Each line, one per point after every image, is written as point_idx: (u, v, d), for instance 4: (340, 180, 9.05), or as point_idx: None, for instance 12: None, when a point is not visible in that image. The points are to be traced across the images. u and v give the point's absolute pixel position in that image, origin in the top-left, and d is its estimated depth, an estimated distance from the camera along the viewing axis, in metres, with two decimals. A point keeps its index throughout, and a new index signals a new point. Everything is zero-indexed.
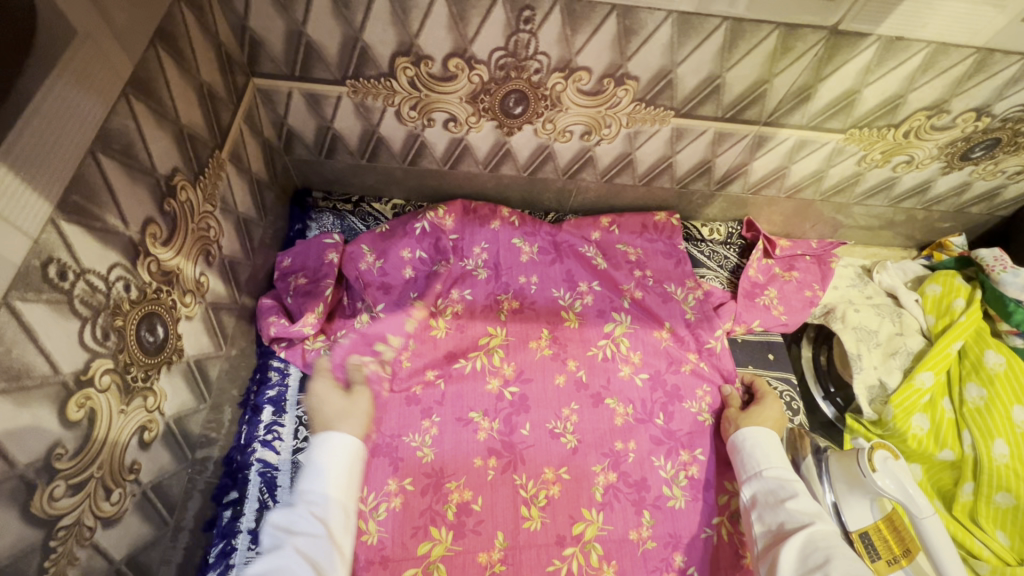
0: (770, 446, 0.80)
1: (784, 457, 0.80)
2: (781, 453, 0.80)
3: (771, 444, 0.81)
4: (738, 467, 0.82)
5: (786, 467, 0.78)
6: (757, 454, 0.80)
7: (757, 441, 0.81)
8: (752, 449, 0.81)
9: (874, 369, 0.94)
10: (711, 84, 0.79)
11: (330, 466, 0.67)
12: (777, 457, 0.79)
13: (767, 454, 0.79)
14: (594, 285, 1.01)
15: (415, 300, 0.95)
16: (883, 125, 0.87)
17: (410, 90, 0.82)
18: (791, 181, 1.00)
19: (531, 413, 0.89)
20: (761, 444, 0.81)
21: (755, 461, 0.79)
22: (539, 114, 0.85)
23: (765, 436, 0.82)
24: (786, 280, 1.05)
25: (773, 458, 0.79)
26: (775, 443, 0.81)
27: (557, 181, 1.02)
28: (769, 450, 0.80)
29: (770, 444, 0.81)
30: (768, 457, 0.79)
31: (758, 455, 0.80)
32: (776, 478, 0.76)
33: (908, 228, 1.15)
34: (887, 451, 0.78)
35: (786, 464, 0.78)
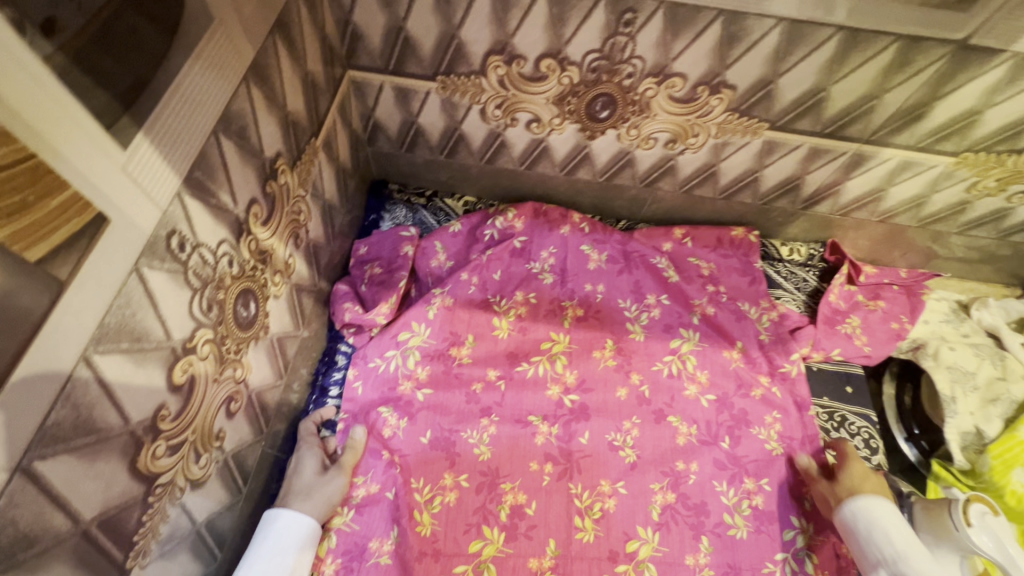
0: (889, 524, 0.73)
1: (909, 535, 0.73)
2: (904, 530, 0.73)
3: (891, 522, 0.73)
4: (856, 552, 0.74)
5: (919, 551, 0.71)
6: (876, 535, 0.73)
7: (874, 519, 0.74)
8: (871, 530, 0.73)
9: (969, 415, 0.86)
10: (813, 97, 0.75)
11: (263, 548, 0.69)
12: (903, 539, 0.72)
13: (890, 535, 0.72)
14: (662, 298, 0.98)
15: (480, 300, 0.96)
16: (1003, 150, 0.80)
17: (498, 89, 0.82)
18: (887, 205, 0.94)
19: (591, 422, 0.88)
20: (880, 523, 0.73)
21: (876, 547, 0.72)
22: (625, 119, 0.83)
23: (881, 511, 0.74)
24: (870, 309, 0.98)
25: (896, 541, 0.72)
26: (892, 518, 0.74)
27: (633, 189, 0.99)
28: (891, 531, 0.73)
29: (888, 520, 0.74)
30: (890, 537, 0.72)
31: (879, 537, 0.72)
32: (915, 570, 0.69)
33: (1014, 264, 1.05)
34: (985, 505, 0.72)
35: (913, 542, 0.72)
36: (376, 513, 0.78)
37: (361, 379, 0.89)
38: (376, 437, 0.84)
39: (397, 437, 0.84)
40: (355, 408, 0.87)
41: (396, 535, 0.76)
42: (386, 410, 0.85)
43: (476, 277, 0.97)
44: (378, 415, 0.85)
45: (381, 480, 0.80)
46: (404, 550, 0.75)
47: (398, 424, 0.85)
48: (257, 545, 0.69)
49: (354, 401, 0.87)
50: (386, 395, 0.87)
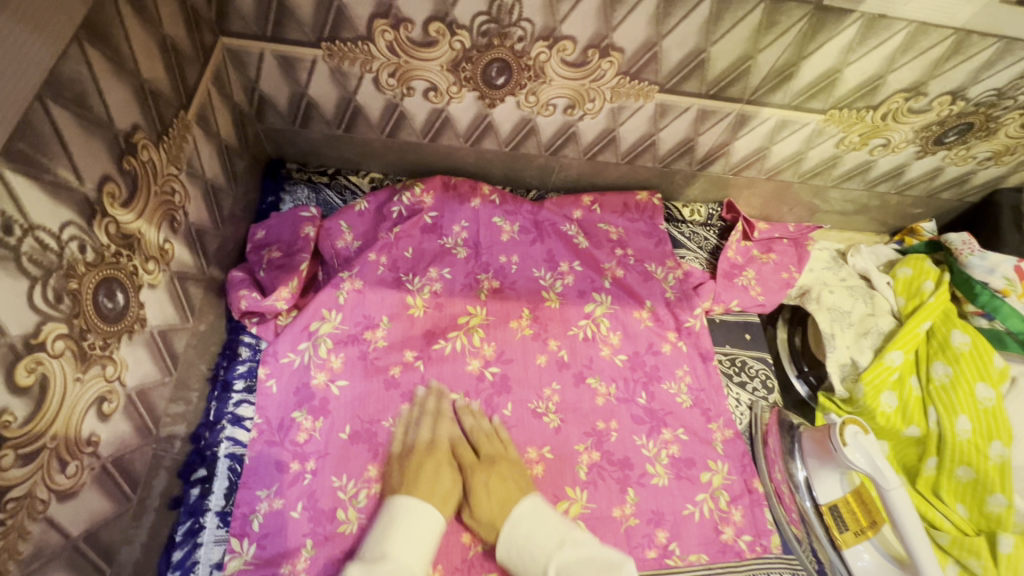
0: (521, 540, 0.70)
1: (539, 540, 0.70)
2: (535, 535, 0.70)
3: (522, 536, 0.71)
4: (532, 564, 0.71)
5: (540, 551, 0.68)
6: (517, 550, 0.70)
7: (518, 534, 0.71)
8: (512, 544, 0.71)
9: (846, 348, 0.96)
10: (695, 58, 0.78)
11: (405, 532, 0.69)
12: (541, 544, 0.69)
13: (529, 549, 0.69)
14: (574, 265, 1.00)
15: (391, 279, 0.93)
16: (862, 106, 0.87)
17: (389, 56, 0.78)
18: (771, 163, 1.01)
19: (512, 393, 0.90)
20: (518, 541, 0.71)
21: (526, 563, 0.69)
22: (522, 85, 0.83)
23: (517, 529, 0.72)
24: (763, 262, 1.07)
25: (536, 549, 0.69)
26: (524, 527, 0.71)
27: (539, 157, 0.99)
28: (528, 545, 0.70)
29: (514, 533, 0.71)
30: (530, 551, 0.69)
31: (525, 550, 0.70)
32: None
33: (881, 213, 1.17)
34: (858, 426, 0.81)
35: (548, 541, 0.70)
36: (286, 532, 0.74)
37: (273, 378, 0.84)
38: (290, 446, 0.80)
39: (313, 441, 0.80)
40: (269, 411, 0.82)
41: (313, 543, 0.73)
42: (300, 415, 0.82)
43: (384, 257, 0.94)
44: (291, 421, 0.81)
45: (287, 495, 0.76)
46: (331, 550, 0.73)
47: (313, 427, 0.81)
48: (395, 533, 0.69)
49: (268, 402, 0.83)
50: (298, 393, 0.83)
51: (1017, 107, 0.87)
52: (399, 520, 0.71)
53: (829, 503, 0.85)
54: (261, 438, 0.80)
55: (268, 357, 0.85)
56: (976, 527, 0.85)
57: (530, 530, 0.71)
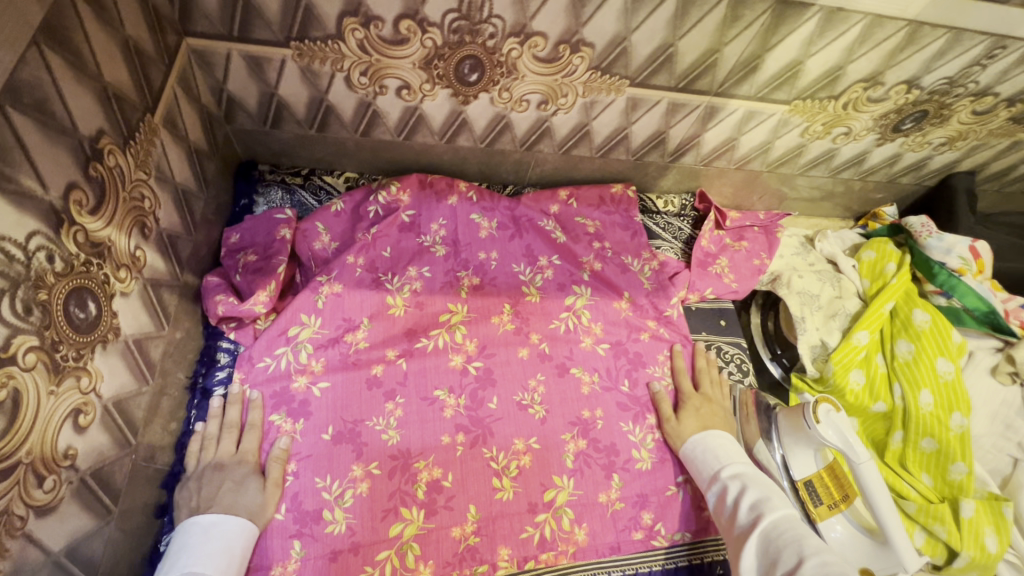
0: (712, 447, 0.85)
1: (734, 455, 0.84)
2: (730, 452, 0.84)
3: (717, 445, 0.85)
4: (695, 474, 0.85)
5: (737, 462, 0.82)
6: (709, 455, 0.84)
7: (707, 445, 0.85)
8: (703, 453, 0.85)
9: (816, 330, 0.99)
10: (664, 52, 0.80)
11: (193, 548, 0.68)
12: (730, 458, 0.83)
13: (719, 454, 0.83)
14: (553, 259, 1.02)
15: (370, 279, 0.93)
16: (824, 96, 0.90)
17: (360, 54, 0.78)
18: (740, 153, 1.03)
19: (497, 387, 0.91)
20: (709, 448, 0.85)
21: (710, 462, 0.83)
22: (495, 82, 0.83)
23: (714, 439, 0.86)
24: (736, 249, 1.10)
25: (726, 458, 0.83)
26: (718, 441, 0.86)
27: (515, 153, 1.00)
28: (716, 450, 0.84)
29: (702, 442, 0.86)
30: (719, 458, 0.83)
31: (709, 454, 0.84)
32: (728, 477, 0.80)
33: (847, 199, 1.21)
34: (829, 404, 0.84)
35: (736, 458, 0.83)
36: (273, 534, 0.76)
37: (247, 382, 0.84)
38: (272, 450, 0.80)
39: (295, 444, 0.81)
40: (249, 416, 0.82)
41: (301, 544, 0.76)
42: (277, 418, 0.82)
43: (363, 258, 0.93)
44: (270, 424, 0.82)
45: None
46: (315, 557, 0.75)
47: (294, 428, 0.82)
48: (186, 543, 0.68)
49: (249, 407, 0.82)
50: (278, 396, 0.83)
51: (969, 94, 0.91)
52: (190, 542, 0.69)
53: (805, 479, 0.87)
54: None
55: (244, 361, 0.84)
56: (940, 494, 0.90)
57: (729, 448, 0.85)
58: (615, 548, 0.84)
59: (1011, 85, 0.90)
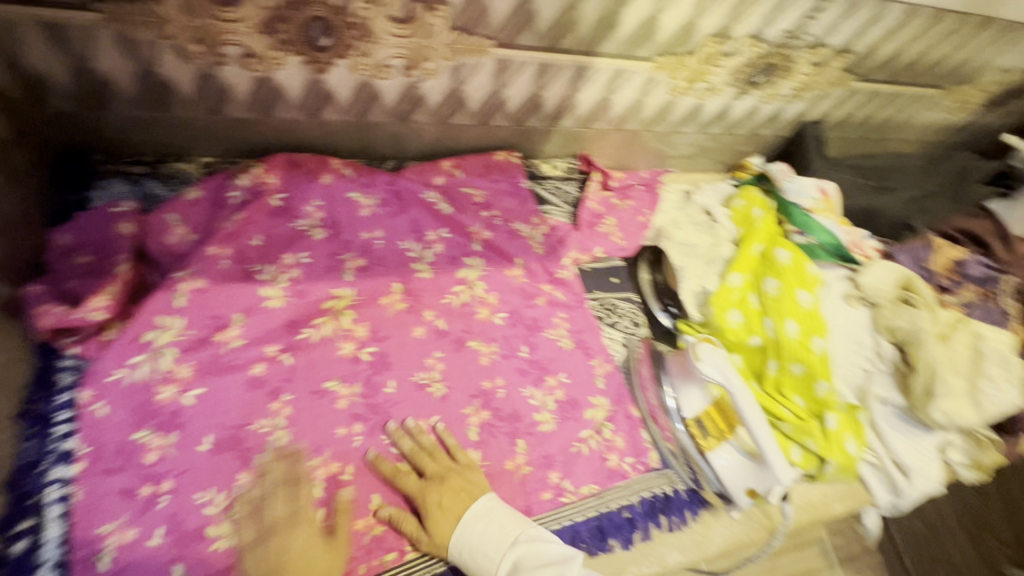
0: (478, 536, 0.74)
1: (502, 531, 0.75)
2: (484, 531, 0.75)
3: (470, 534, 0.74)
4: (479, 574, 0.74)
5: (514, 540, 0.75)
6: (469, 550, 0.74)
7: (473, 534, 0.75)
8: (467, 543, 0.74)
9: (696, 277, 1.07)
10: (523, 10, 0.79)
11: None
12: (502, 547, 0.74)
13: (486, 545, 0.74)
14: (442, 233, 0.99)
15: (239, 271, 0.84)
16: (682, 52, 0.94)
17: (187, 17, 0.69)
18: (615, 113, 1.06)
19: (393, 369, 0.88)
20: (467, 538, 0.74)
21: (481, 560, 0.73)
22: (350, 46, 0.77)
23: (463, 527, 0.75)
24: (622, 209, 1.13)
25: (490, 547, 0.74)
26: (482, 524, 0.75)
27: (390, 125, 0.95)
28: (484, 543, 0.74)
29: (479, 529, 0.75)
30: (484, 548, 0.74)
31: (480, 546, 0.74)
32: (520, 571, 0.72)
33: (719, 153, 1.29)
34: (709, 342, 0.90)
35: (501, 543, 0.74)
36: (144, 564, 0.67)
37: (104, 399, 0.73)
38: (138, 471, 0.71)
39: (168, 459, 0.73)
40: (105, 436, 0.72)
41: (184, 568, 0.68)
42: (143, 435, 0.72)
43: (228, 249, 0.84)
44: (133, 444, 0.72)
45: (141, 524, 0.69)
46: None
47: (164, 445, 0.73)
48: None
49: (103, 426, 0.72)
50: (141, 411, 0.74)
51: (807, 46, 0.99)
52: None
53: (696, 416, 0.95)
54: (96, 469, 0.70)
55: (89, 378, 0.74)
56: (811, 413, 1.00)
57: (494, 526, 0.75)
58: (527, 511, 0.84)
59: (839, 36, 0.99)
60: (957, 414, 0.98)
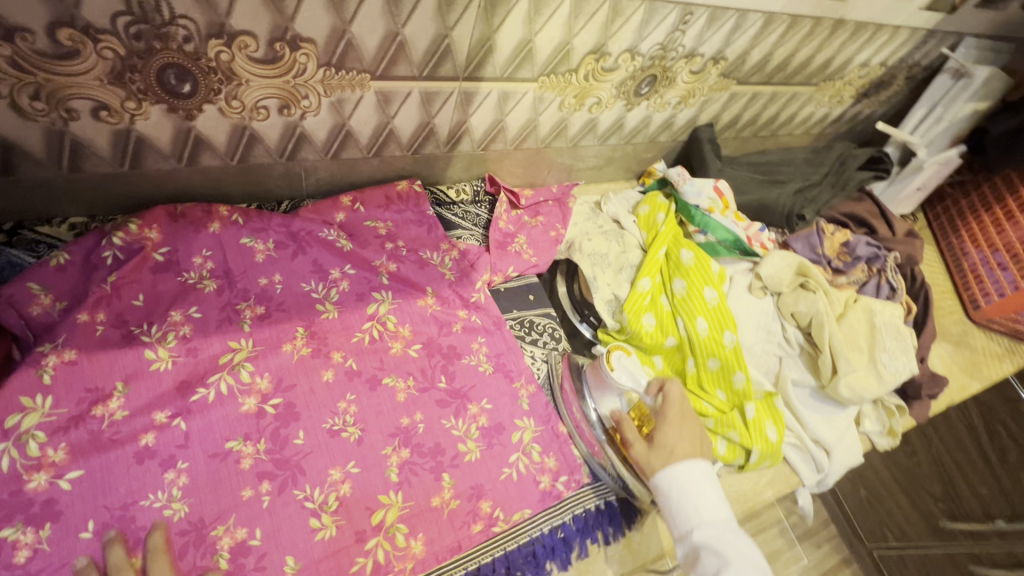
0: (689, 490, 0.79)
1: (712, 503, 0.78)
2: (706, 495, 0.79)
3: (696, 488, 0.79)
4: (667, 518, 0.80)
5: (716, 517, 0.77)
6: (679, 496, 0.79)
7: (681, 486, 0.79)
8: (675, 492, 0.79)
9: (608, 286, 1.08)
10: (392, 41, 0.77)
11: None
12: (711, 513, 0.77)
13: (695, 503, 0.78)
14: (346, 270, 0.96)
15: (118, 336, 0.78)
16: (565, 71, 0.96)
17: (17, 73, 0.63)
18: (512, 133, 1.07)
19: (302, 420, 0.83)
20: (685, 489, 0.79)
21: (676, 510, 0.79)
22: (215, 91, 0.74)
23: (697, 474, 0.80)
24: (533, 226, 1.15)
25: (701, 505, 0.78)
26: (699, 482, 0.79)
27: (277, 165, 0.92)
28: (693, 497, 0.78)
29: (693, 482, 0.79)
30: (691, 505, 0.78)
31: (685, 497, 0.78)
32: (704, 538, 0.75)
33: (625, 162, 1.33)
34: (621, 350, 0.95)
35: (719, 516, 0.77)
36: None
37: None
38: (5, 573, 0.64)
39: (42, 554, 0.66)
40: None
41: None
42: (10, 531, 0.65)
43: (102, 314, 0.78)
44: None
45: None
46: None
47: (37, 539, 0.66)
48: None
49: None
50: (7, 505, 0.66)
51: (682, 56, 1.04)
52: None
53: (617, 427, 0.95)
54: None
55: None
56: (732, 404, 1.03)
57: (712, 493, 0.79)
58: (456, 547, 0.82)
59: (710, 45, 1.04)
60: (860, 387, 1.04)
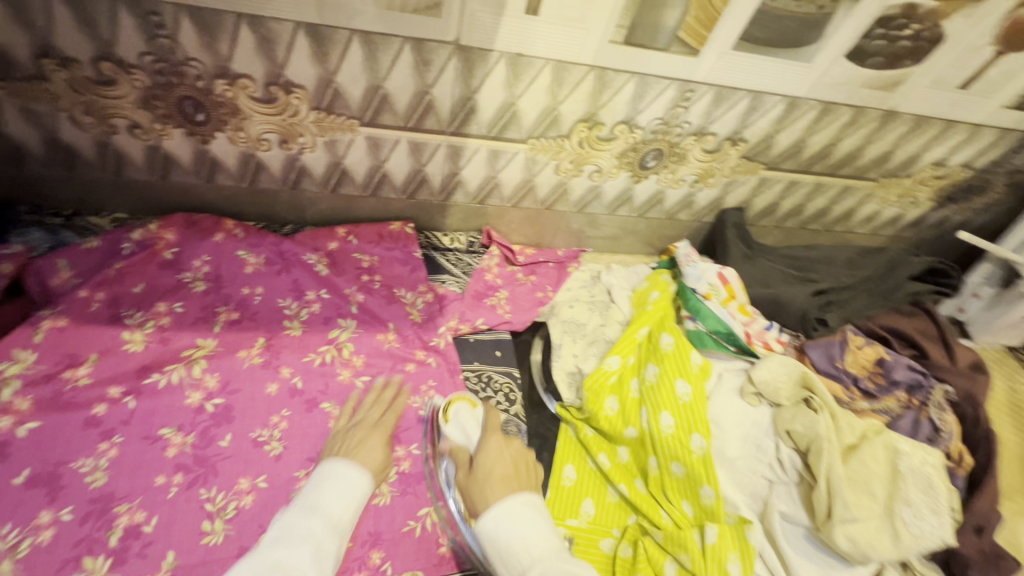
0: (512, 531, 0.63)
1: (542, 538, 0.63)
2: (534, 528, 0.64)
3: (519, 526, 0.64)
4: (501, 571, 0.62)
5: (552, 551, 0.62)
6: (501, 544, 0.63)
7: (505, 527, 0.64)
8: (495, 538, 0.64)
9: (573, 356, 1.08)
10: (375, 94, 0.85)
11: (318, 498, 0.71)
12: (535, 547, 0.62)
13: (512, 548, 0.62)
14: (321, 294, 1.02)
15: (107, 315, 0.90)
16: (555, 136, 0.97)
17: (73, 94, 0.80)
18: (508, 191, 1.09)
19: (234, 423, 0.87)
20: (510, 530, 0.63)
21: (501, 558, 0.63)
22: (224, 122, 0.87)
23: (520, 508, 0.66)
24: (521, 283, 1.15)
25: (523, 545, 0.62)
26: (518, 516, 0.65)
27: (284, 192, 1.03)
28: (516, 538, 0.63)
29: (506, 519, 0.64)
30: (513, 548, 0.62)
31: (501, 546, 0.63)
32: None
33: (641, 237, 1.28)
34: (464, 404, 0.87)
35: (545, 548, 0.62)
36: None
37: None
38: None
39: None
40: None
41: None
42: None
43: (101, 293, 0.91)
44: None
45: None
46: None
47: None
48: (315, 494, 0.72)
49: None
50: None
51: (689, 133, 1.00)
52: (318, 492, 0.72)
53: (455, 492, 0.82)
54: None
55: None
56: (696, 522, 0.88)
57: (535, 527, 0.64)
58: None
59: (722, 125, 0.99)
60: (868, 543, 0.81)
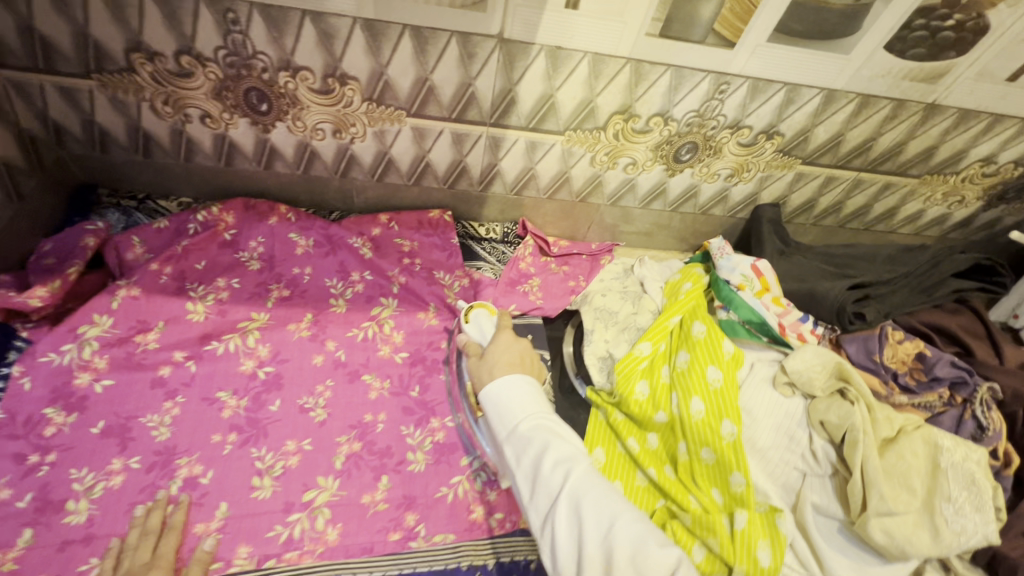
0: (506, 400, 0.76)
1: (531, 403, 0.75)
2: (526, 396, 0.76)
3: (512, 395, 0.76)
4: (494, 425, 0.76)
5: (540, 412, 0.75)
6: (497, 407, 0.76)
7: (501, 396, 0.77)
8: (494, 404, 0.77)
9: (604, 342, 1.09)
10: (423, 85, 0.91)
11: None
12: (527, 407, 0.75)
13: (508, 408, 0.75)
14: (365, 275, 1.08)
15: (174, 287, 0.98)
16: (591, 128, 1.01)
17: (156, 85, 0.89)
18: (544, 182, 1.13)
19: (282, 390, 0.94)
20: (505, 398, 0.76)
21: (495, 417, 0.76)
22: (285, 112, 0.95)
23: (515, 384, 0.77)
24: (554, 273, 1.20)
25: (516, 412, 0.75)
26: (513, 392, 0.76)
27: (334, 180, 1.10)
28: (509, 405, 0.75)
29: (506, 392, 0.77)
30: (506, 412, 0.75)
31: (498, 409, 0.76)
32: (526, 432, 0.72)
33: (675, 232, 1.29)
34: (483, 309, 0.98)
35: (533, 411, 0.75)
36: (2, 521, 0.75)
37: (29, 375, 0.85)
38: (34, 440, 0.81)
39: (62, 434, 0.83)
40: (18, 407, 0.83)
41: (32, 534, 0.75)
42: (51, 411, 0.84)
43: (169, 267, 0.99)
44: (41, 416, 0.83)
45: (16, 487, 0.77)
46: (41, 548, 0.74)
47: (63, 421, 0.83)
48: None
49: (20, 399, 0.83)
50: (57, 392, 0.85)
51: (724, 126, 1.02)
52: None
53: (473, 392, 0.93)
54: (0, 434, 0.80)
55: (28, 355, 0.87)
56: (727, 510, 0.87)
57: (527, 398, 0.76)
58: (368, 549, 0.82)
59: (757, 118, 1.00)
60: (901, 535, 0.79)
